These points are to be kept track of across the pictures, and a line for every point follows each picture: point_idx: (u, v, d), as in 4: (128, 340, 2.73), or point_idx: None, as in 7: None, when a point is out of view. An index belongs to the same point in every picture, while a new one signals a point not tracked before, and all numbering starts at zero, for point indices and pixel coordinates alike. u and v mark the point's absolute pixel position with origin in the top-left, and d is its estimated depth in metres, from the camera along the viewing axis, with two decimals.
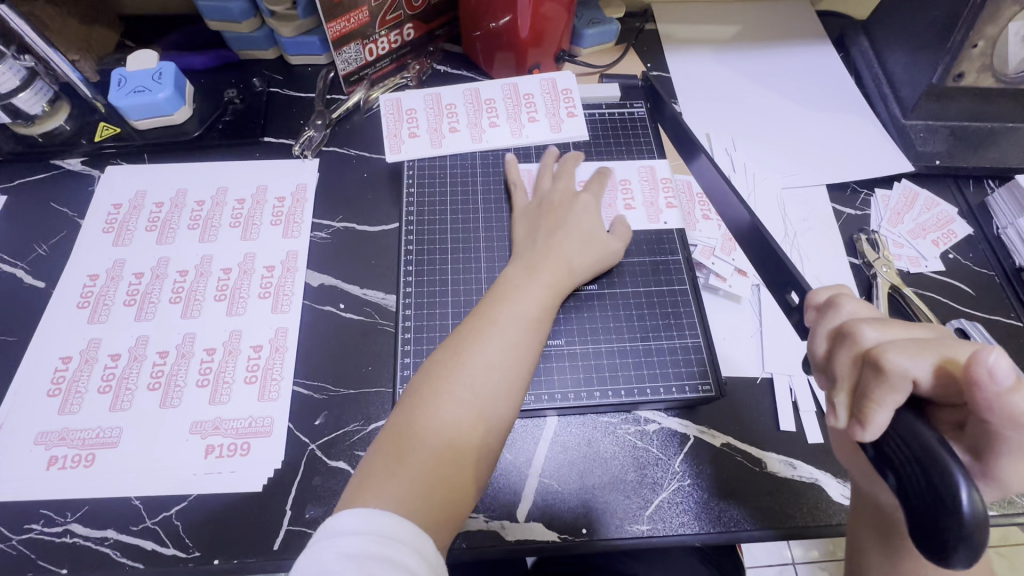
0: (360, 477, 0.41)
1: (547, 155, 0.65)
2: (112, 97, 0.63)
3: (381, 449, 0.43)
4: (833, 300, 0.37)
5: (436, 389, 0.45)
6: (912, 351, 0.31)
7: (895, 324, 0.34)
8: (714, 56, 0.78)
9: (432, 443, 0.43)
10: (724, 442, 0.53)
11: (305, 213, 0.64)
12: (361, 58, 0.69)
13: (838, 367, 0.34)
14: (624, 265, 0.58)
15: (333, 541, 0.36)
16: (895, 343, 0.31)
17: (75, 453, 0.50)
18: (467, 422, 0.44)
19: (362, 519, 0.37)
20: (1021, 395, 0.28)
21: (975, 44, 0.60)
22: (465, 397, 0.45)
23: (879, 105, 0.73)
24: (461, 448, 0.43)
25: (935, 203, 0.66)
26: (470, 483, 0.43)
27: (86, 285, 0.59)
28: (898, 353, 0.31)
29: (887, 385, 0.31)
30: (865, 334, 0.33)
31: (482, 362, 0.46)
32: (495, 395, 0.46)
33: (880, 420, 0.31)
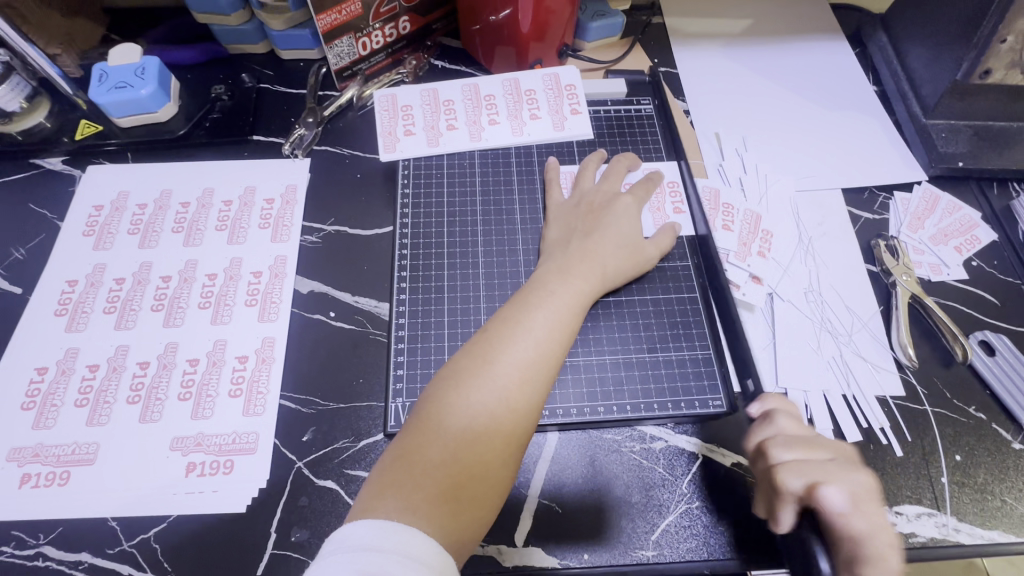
0: (376, 487, 0.39)
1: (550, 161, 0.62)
2: (93, 93, 0.60)
3: (403, 455, 0.40)
4: (768, 413, 0.46)
5: (464, 394, 0.42)
6: (800, 471, 0.41)
7: (804, 446, 0.43)
8: (724, 51, 0.75)
9: (456, 453, 0.40)
10: (734, 462, 0.50)
11: (295, 215, 0.61)
12: (354, 52, 0.66)
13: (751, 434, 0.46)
14: (635, 272, 0.54)
15: (350, 556, 0.33)
16: (793, 465, 0.42)
17: (49, 471, 0.48)
18: (495, 433, 0.41)
19: (382, 534, 0.35)
20: (859, 519, 0.39)
21: (1004, 38, 0.56)
22: (494, 405, 0.42)
23: (898, 104, 0.70)
24: (488, 458, 0.40)
25: (957, 207, 0.63)
26: (493, 498, 0.40)
27: (65, 291, 0.56)
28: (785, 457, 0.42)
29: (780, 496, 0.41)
30: (773, 453, 0.43)
31: (513, 368, 0.43)
32: (525, 405, 0.43)
33: (783, 520, 0.41)
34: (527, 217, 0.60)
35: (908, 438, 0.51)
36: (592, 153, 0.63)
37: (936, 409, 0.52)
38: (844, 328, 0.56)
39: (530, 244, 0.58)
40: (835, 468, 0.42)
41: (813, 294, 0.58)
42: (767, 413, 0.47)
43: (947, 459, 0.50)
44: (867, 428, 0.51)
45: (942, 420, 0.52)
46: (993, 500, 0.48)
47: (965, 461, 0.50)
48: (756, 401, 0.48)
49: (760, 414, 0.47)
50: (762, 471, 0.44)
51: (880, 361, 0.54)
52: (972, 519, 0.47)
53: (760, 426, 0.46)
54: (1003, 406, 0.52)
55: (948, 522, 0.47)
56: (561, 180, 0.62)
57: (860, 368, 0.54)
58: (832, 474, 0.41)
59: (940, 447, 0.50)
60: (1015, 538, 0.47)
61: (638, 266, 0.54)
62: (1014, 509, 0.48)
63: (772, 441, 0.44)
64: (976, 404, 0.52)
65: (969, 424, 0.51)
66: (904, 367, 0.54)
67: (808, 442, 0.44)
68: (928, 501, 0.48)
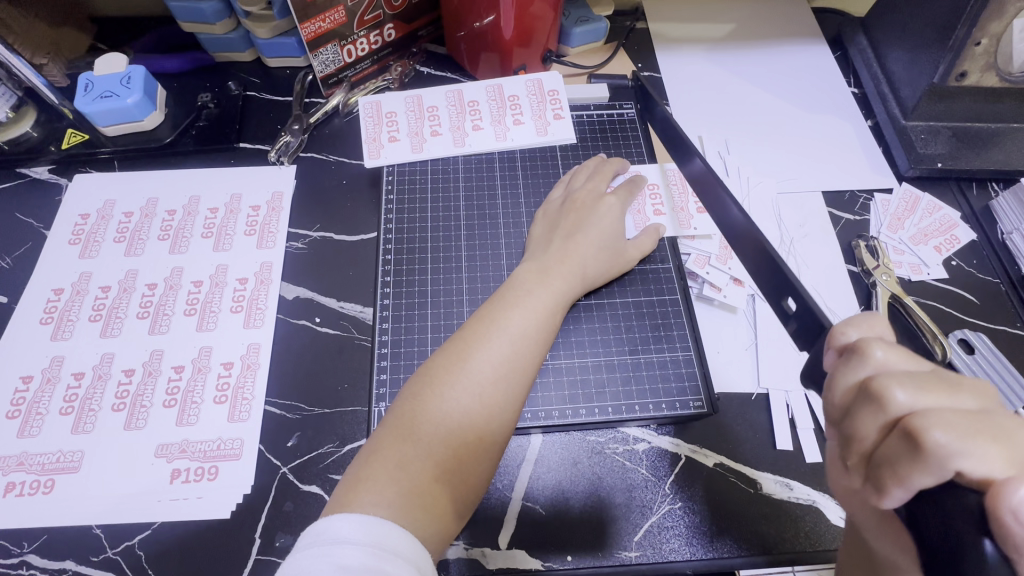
0: (353, 482, 0.39)
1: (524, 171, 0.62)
2: (78, 102, 0.60)
3: (381, 450, 0.40)
4: (858, 345, 0.31)
5: (441, 391, 0.42)
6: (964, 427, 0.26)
7: (936, 386, 0.28)
8: (707, 55, 0.76)
9: (433, 449, 0.40)
10: (716, 462, 0.50)
11: (281, 222, 0.61)
12: (339, 60, 0.67)
13: (860, 427, 0.29)
14: (616, 272, 0.55)
15: (328, 549, 0.34)
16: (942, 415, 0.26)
17: (34, 479, 0.48)
18: (471, 429, 0.42)
19: (362, 529, 0.35)
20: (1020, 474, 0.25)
21: (979, 41, 0.57)
22: (470, 403, 0.42)
23: (879, 106, 0.70)
24: (464, 454, 0.41)
25: (936, 208, 0.64)
26: (466, 492, 0.41)
27: (51, 300, 0.56)
28: (939, 428, 0.26)
29: (916, 463, 0.26)
30: (895, 397, 0.28)
31: (489, 366, 0.44)
32: (502, 402, 0.43)
33: (897, 496, 0.28)
34: (510, 220, 0.61)
35: None
36: (584, 162, 0.63)
37: None
38: None
39: (513, 248, 0.59)
40: (1008, 424, 0.26)
41: None
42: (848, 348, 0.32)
43: None
44: None
45: None
46: None
47: None
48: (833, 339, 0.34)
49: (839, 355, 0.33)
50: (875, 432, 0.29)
51: None
52: None
53: (851, 365, 0.31)
54: None
55: None
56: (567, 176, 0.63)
57: None
58: (1010, 431, 0.26)
59: None
60: None
61: (618, 266, 0.55)
62: None
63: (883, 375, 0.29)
64: None
65: None
66: None
67: (945, 379, 0.28)
68: None
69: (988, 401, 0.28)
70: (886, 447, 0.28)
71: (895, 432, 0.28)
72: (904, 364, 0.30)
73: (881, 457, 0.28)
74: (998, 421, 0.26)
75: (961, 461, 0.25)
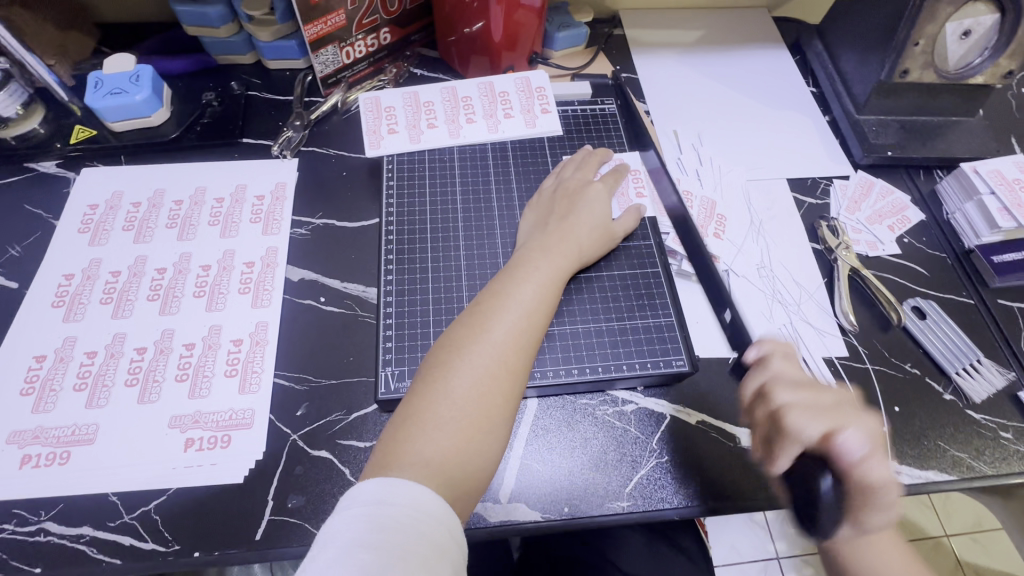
0: (386, 447, 0.42)
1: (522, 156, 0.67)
2: (89, 99, 0.63)
3: (410, 418, 0.44)
4: (766, 357, 0.52)
5: (462, 359, 0.46)
6: (811, 416, 0.47)
7: (801, 384, 0.49)
8: (679, 58, 0.82)
9: (457, 415, 0.44)
10: (698, 419, 0.54)
11: (284, 210, 0.64)
12: (338, 61, 0.71)
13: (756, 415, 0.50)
14: (604, 251, 0.59)
15: (369, 508, 0.37)
16: (797, 407, 0.48)
17: (49, 451, 0.49)
18: (491, 394, 0.45)
19: (394, 489, 0.38)
20: (875, 463, 0.46)
21: (917, 41, 0.65)
22: (490, 368, 0.46)
23: (835, 103, 0.77)
24: (488, 418, 0.45)
25: (889, 191, 0.70)
26: (492, 451, 0.44)
27: (62, 285, 0.58)
28: (796, 417, 0.47)
29: (786, 439, 0.47)
30: (778, 390, 0.49)
31: (504, 335, 0.47)
32: (517, 365, 0.47)
33: (781, 466, 0.48)
34: (503, 206, 0.65)
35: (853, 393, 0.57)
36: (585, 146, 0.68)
37: (877, 367, 0.58)
38: (792, 298, 0.62)
39: (507, 230, 0.63)
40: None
41: (765, 269, 0.63)
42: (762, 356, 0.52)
43: (887, 410, 0.56)
44: None
45: (883, 376, 0.58)
46: (929, 444, 0.54)
47: (903, 411, 0.56)
48: (755, 346, 0.53)
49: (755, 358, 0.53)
50: (763, 416, 0.50)
51: (825, 326, 0.60)
52: (911, 461, 0.53)
53: (756, 370, 0.52)
54: (934, 363, 0.59)
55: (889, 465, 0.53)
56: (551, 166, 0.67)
57: (808, 333, 0.60)
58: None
59: (881, 400, 0.56)
60: (948, 476, 0.53)
61: (606, 243, 0.59)
62: (946, 452, 0.54)
63: (773, 379, 0.50)
64: (911, 361, 0.59)
65: (907, 379, 0.58)
66: (846, 332, 0.60)
67: (815, 386, 0.49)
68: None
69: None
70: (772, 432, 0.49)
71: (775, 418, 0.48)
72: (792, 373, 0.51)
73: (767, 435, 0.49)
74: (839, 410, 0.47)
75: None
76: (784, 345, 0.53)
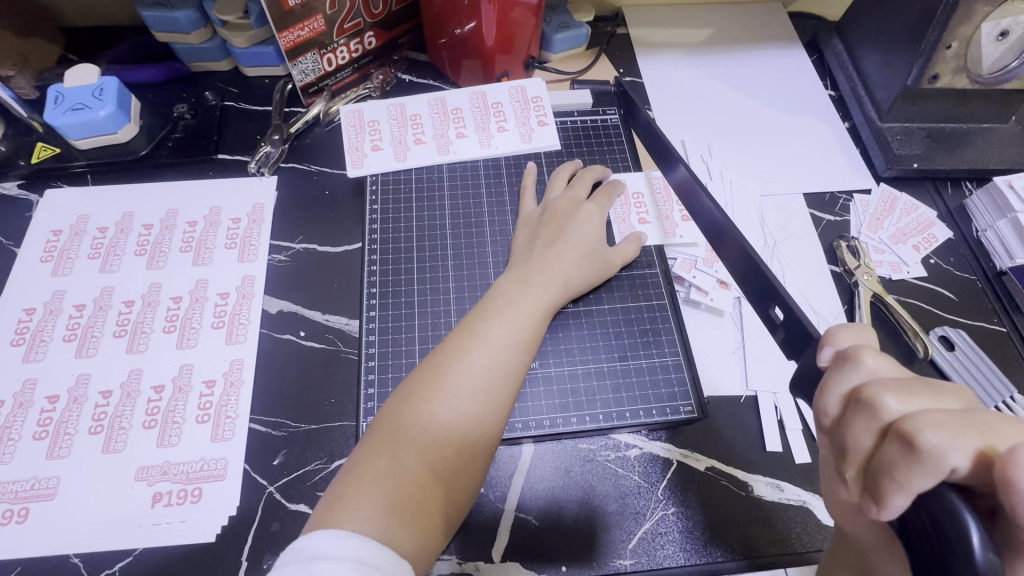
0: (331, 501, 0.38)
1: (531, 166, 0.63)
2: (48, 115, 0.59)
3: (358, 470, 0.39)
4: (850, 352, 0.31)
5: (423, 405, 0.42)
6: (948, 423, 0.25)
7: (919, 391, 0.28)
8: (687, 60, 0.77)
9: (410, 468, 0.39)
10: (707, 466, 0.50)
11: (262, 234, 0.60)
12: (319, 68, 0.66)
13: (854, 437, 0.29)
14: (598, 279, 0.55)
15: (307, 566, 0.33)
16: (927, 416, 0.26)
17: (7, 509, 0.46)
18: (450, 445, 0.41)
19: (342, 545, 0.34)
20: None
21: (949, 44, 0.59)
22: (449, 418, 0.42)
23: (855, 108, 0.72)
24: (443, 471, 0.40)
25: (914, 207, 0.65)
26: (447, 508, 0.40)
27: (22, 320, 0.54)
28: (933, 430, 0.25)
29: (914, 465, 0.25)
30: (887, 404, 0.28)
31: (470, 379, 0.43)
32: (483, 414, 0.43)
33: (896, 504, 0.26)
34: (497, 229, 0.60)
35: None
36: (563, 164, 0.63)
37: None
38: None
39: (500, 256, 0.59)
40: (992, 421, 0.26)
41: None
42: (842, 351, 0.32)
43: None
44: None
45: None
46: None
47: None
48: (825, 342, 0.33)
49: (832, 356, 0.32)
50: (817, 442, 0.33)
51: None
52: None
53: (838, 373, 0.31)
54: None
55: None
56: (537, 188, 0.62)
57: None
58: (999, 430, 0.26)
59: None
60: None
61: (599, 272, 0.55)
62: None
63: (873, 383, 0.29)
64: None
65: None
66: None
67: (929, 386, 0.29)
68: None
69: (969, 403, 0.28)
70: (883, 453, 0.27)
71: (889, 438, 0.27)
72: (893, 371, 0.30)
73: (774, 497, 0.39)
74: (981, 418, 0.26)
75: (953, 459, 0.25)
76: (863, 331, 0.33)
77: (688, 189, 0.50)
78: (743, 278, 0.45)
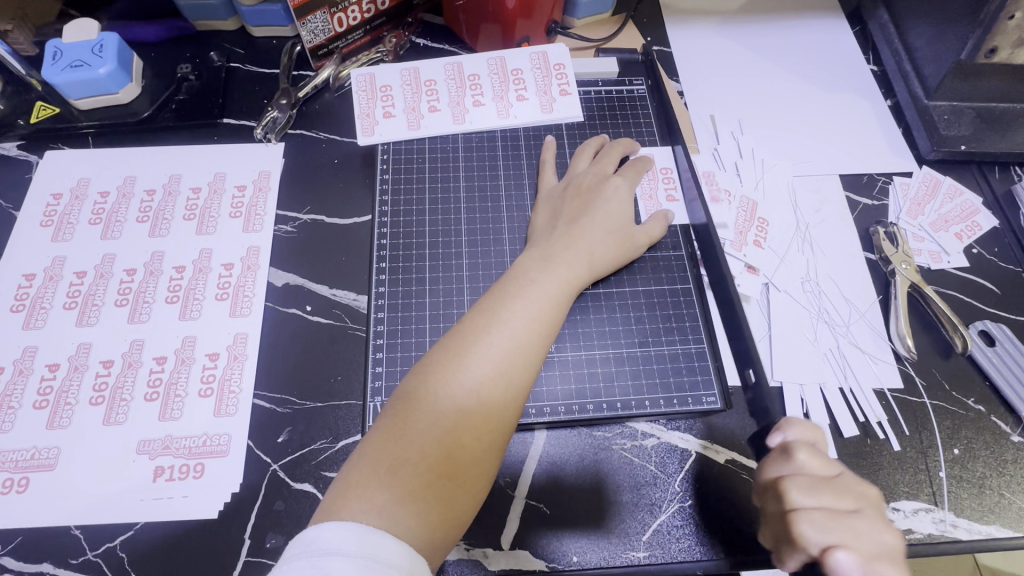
0: (344, 486, 0.37)
1: (547, 141, 0.59)
2: (46, 72, 0.56)
3: (371, 453, 0.38)
4: (788, 447, 0.39)
5: (439, 387, 0.40)
6: (821, 525, 0.36)
7: (824, 491, 0.38)
8: (719, 29, 0.72)
9: (426, 452, 0.38)
10: (728, 458, 0.48)
11: (268, 204, 0.58)
12: (329, 29, 0.62)
13: (766, 509, 0.40)
14: (622, 261, 0.52)
15: (318, 562, 0.32)
16: (810, 515, 0.37)
17: (7, 477, 0.45)
18: (468, 429, 0.39)
19: (355, 539, 0.33)
20: None
21: (1012, 15, 0.53)
22: (467, 401, 0.40)
23: (899, 84, 0.67)
24: (461, 456, 0.38)
25: (958, 192, 0.61)
26: (464, 497, 0.38)
27: (22, 286, 0.52)
28: (809, 526, 0.36)
29: (793, 546, 0.37)
30: (791, 497, 0.38)
31: (489, 361, 0.41)
32: (502, 398, 0.41)
33: (788, 565, 0.39)
34: (513, 204, 0.57)
35: (906, 432, 0.50)
36: (588, 139, 0.59)
37: (935, 402, 0.51)
38: (842, 319, 0.54)
39: (516, 233, 0.56)
40: (863, 527, 0.37)
41: (810, 283, 0.56)
42: (786, 444, 0.39)
43: (945, 453, 0.49)
44: (863, 422, 0.50)
45: (941, 411, 0.50)
46: (991, 495, 0.48)
47: (963, 455, 0.49)
48: (778, 428, 0.40)
49: (777, 444, 0.40)
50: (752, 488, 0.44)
51: (879, 353, 0.53)
52: (970, 514, 0.47)
53: (776, 461, 0.39)
54: (1002, 398, 0.51)
55: (945, 517, 0.47)
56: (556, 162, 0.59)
57: (857, 360, 0.52)
58: (860, 535, 0.36)
59: (938, 441, 0.49)
60: (1012, 532, 0.46)
61: (624, 254, 0.52)
62: (1012, 504, 0.47)
63: (791, 478, 0.38)
64: (975, 396, 0.51)
65: (969, 416, 0.50)
66: (902, 359, 0.53)
67: (835, 486, 0.38)
68: (925, 496, 0.47)
69: (859, 504, 0.38)
70: (779, 531, 0.39)
71: (784, 521, 0.38)
72: (815, 467, 0.38)
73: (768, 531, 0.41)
74: (853, 525, 0.37)
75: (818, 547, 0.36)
76: (813, 428, 0.40)
77: (706, 229, 0.53)
78: (732, 339, 0.49)
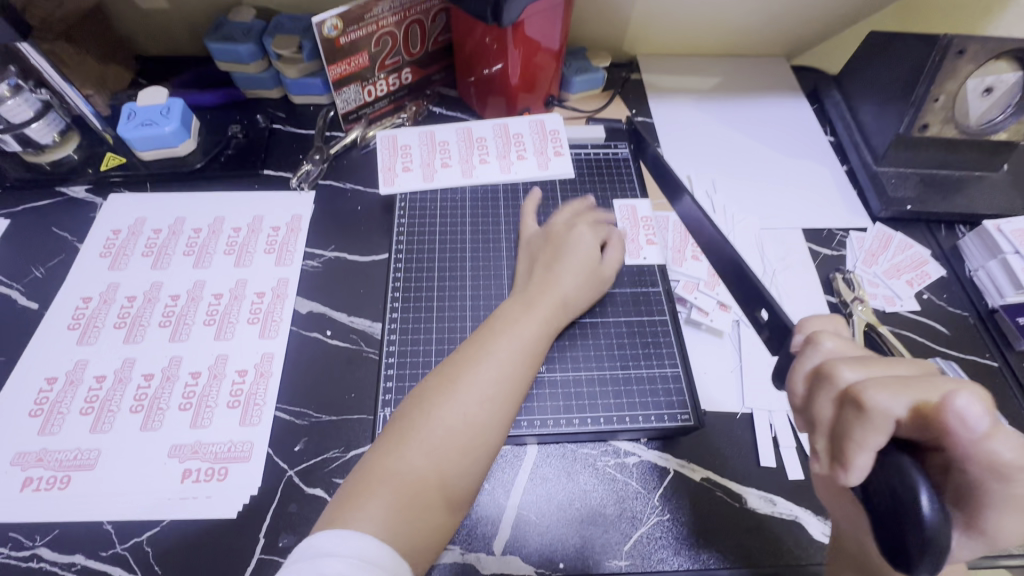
0: (343, 497, 0.42)
1: (534, 194, 0.68)
2: (121, 129, 0.66)
3: (368, 469, 0.43)
4: (812, 337, 0.37)
5: (433, 411, 0.46)
6: (893, 386, 0.31)
7: (874, 362, 0.33)
8: (695, 104, 0.83)
9: (417, 468, 0.43)
10: (703, 476, 0.53)
11: (298, 242, 0.66)
12: (360, 99, 0.73)
13: (819, 408, 0.34)
14: (595, 296, 0.59)
15: (315, 562, 0.36)
16: (874, 381, 0.32)
17: (51, 475, 0.50)
18: (456, 449, 0.45)
19: (345, 543, 0.38)
20: (1003, 440, 0.28)
21: (936, 97, 0.64)
22: (457, 424, 0.45)
23: (852, 153, 0.76)
24: (447, 473, 0.44)
25: (908, 245, 0.69)
26: (449, 510, 0.43)
27: (79, 307, 0.60)
28: (878, 391, 0.31)
29: (866, 425, 0.31)
30: (843, 374, 0.33)
31: (476, 389, 0.47)
32: (488, 421, 0.46)
33: (859, 463, 0.31)
34: (512, 247, 0.65)
35: None
36: (575, 199, 0.68)
37: None
38: None
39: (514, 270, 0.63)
40: (939, 381, 0.31)
41: None
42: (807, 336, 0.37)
43: None
44: None
45: None
46: None
47: None
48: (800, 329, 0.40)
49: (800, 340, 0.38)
50: (828, 414, 0.34)
51: None
52: None
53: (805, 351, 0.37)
54: None
55: None
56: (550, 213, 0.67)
57: None
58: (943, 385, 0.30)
59: None
60: None
61: (596, 289, 0.59)
62: None
63: (831, 359, 0.35)
64: None
65: None
66: None
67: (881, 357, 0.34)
68: None
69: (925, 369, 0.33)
70: (843, 419, 0.32)
71: (846, 405, 0.32)
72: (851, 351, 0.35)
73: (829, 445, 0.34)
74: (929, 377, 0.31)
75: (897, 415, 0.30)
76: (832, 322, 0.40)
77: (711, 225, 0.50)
78: (739, 285, 0.48)
